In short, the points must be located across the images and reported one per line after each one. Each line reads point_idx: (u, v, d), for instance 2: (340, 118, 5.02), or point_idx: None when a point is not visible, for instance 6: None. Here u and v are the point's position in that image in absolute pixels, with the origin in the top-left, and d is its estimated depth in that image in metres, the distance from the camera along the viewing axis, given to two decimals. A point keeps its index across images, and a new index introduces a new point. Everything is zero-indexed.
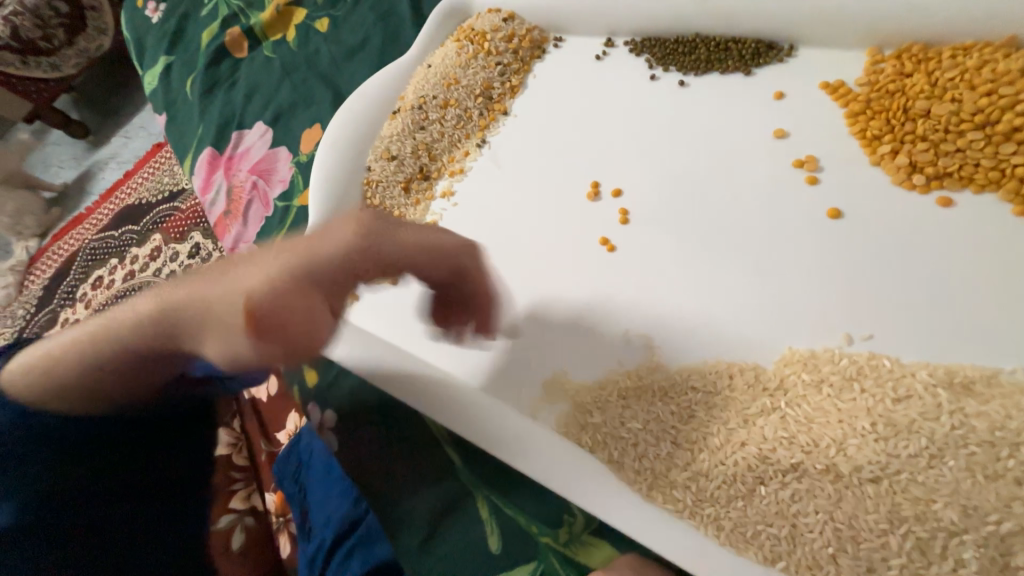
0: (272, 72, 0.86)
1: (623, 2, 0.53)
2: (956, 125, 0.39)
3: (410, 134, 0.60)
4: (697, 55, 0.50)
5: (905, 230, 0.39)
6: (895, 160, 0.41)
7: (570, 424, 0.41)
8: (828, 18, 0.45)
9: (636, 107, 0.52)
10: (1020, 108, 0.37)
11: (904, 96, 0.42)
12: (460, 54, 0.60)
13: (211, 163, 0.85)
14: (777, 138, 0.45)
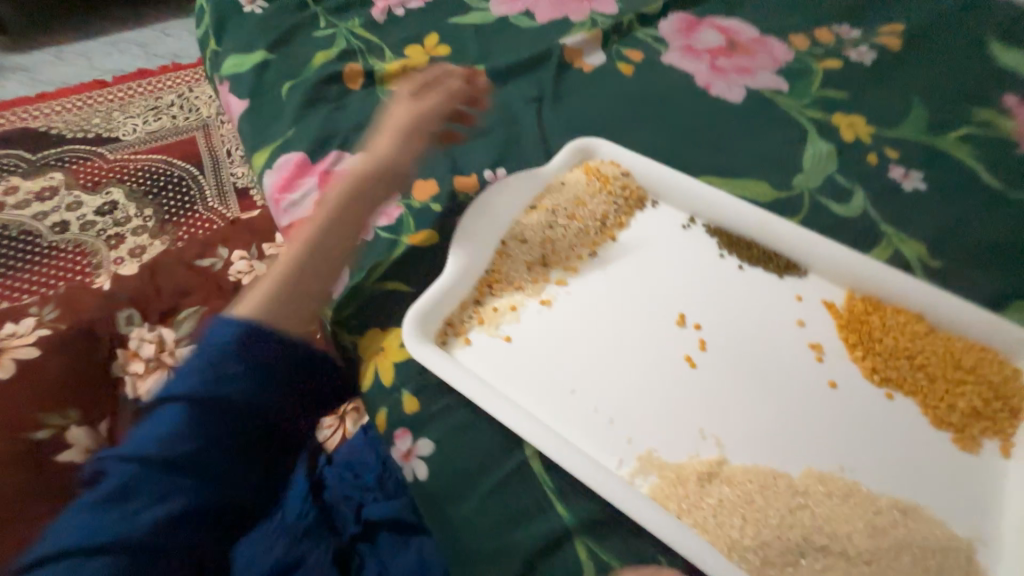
0: (387, 114, 0.96)
1: (710, 200, 0.78)
2: (895, 352, 0.65)
3: (542, 229, 0.76)
4: (752, 254, 0.74)
5: (872, 405, 0.62)
6: (863, 361, 0.65)
7: (659, 492, 0.55)
8: (826, 262, 0.72)
9: (709, 266, 0.74)
10: (926, 354, 0.64)
11: (868, 324, 0.67)
12: (589, 185, 0.81)
13: (302, 167, 0.89)
14: (799, 324, 0.68)
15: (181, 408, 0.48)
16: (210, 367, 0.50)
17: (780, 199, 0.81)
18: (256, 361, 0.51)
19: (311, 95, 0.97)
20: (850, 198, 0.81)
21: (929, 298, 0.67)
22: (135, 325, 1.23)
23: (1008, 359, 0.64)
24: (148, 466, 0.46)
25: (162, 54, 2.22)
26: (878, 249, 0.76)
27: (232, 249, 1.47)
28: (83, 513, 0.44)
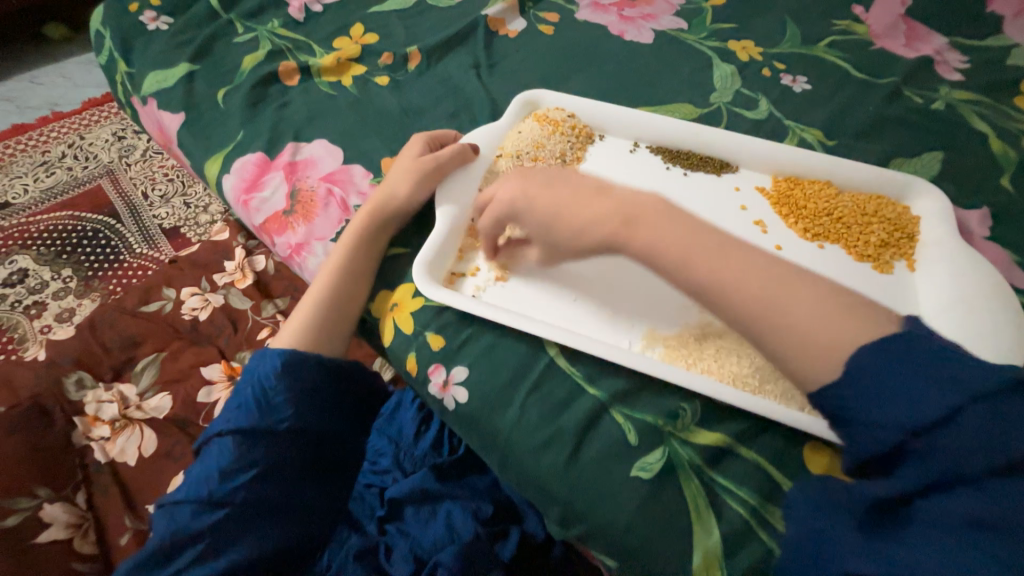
0: (334, 104, 0.98)
1: (646, 124, 0.88)
2: (819, 213, 0.79)
3: (512, 175, 0.83)
4: (692, 160, 0.86)
5: (812, 255, 0.76)
6: (796, 225, 0.79)
7: (672, 354, 0.63)
8: (750, 155, 0.85)
9: (661, 179, 0.85)
10: (839, 211, 0.79)
11: (794, 197, 0.81)
12: (542, 129, 0.87)
13: (262, 165, 0.89)
14: (742, 209, 0.81)
15: (252, 421, 0.68)
16: (263, 392, 0.70)
17: (703, 116, 0.94)
18: (299, 380, 0.72)
19: (252, 99, 0.98)
20: (757, 105, 0.95)
21: (829, 166, 0.82)
22: (87, 389, 1.21)
23: (898, 199, 0.82)
24: (237, 461, 0.67)
25: (50, 106, 2.05)
26: (787, 140, 0.90)
27: (180, 287, 1.40)
28: (202, 487, 0.65)
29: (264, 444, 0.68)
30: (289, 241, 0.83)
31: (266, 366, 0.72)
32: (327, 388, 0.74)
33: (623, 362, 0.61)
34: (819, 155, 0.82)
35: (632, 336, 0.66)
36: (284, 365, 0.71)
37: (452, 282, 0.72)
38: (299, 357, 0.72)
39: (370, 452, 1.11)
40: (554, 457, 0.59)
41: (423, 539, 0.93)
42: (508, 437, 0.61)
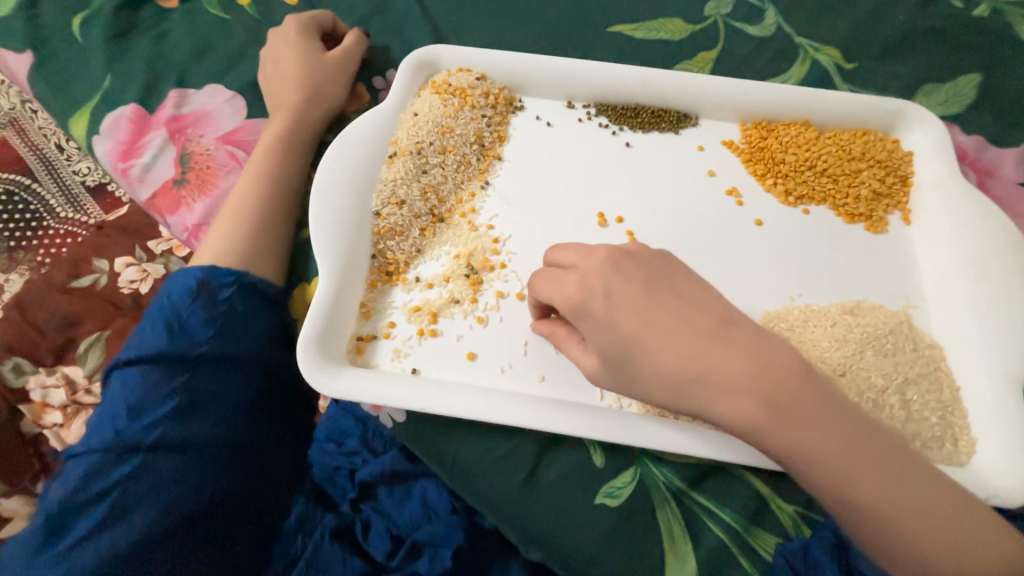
0: (225, 33, 0.76)
1: (583, 75, 0.68)
2: (799, 168, 0.64)
3: (415, 178, 0.61)
4: (642, 119, 0.68)
5: (804, 226, 0.62)
6: (776, 189, 0.64)
7: (649, 404, 0.51)
8: (720, 102, 0.67)
9: (606, 149, 0.67)
10: (828, 170, 0.64)
11: (770, 150, 0.65)
12: (445, 107, 0.65)
13: (140, 122, 0.70)
14: (710, 176, 0.65)
15: (78, 524, 0.48)
16: (133, 409, 0.52)
17: (697, 35, 0.75)
18: (156, 465, 0.51)
19: (117, 30, 0.75)
20: (762, 17, 0.76)
21: (809, 106, 0.66)
22: (28, 374, 0.88)
23: (886, 133, 0.67)
24: (67, 505, 0.49)
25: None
26: (796, 64, 0.73)
27: (114, 255, 1.00)
28: (14, 572, 0.48)
29: (85, 562, 0.47)
30: (184, 222, 0.67)
31: (142, 338, 0.55)
32: (232, 399, 0.56)
33: (552, 409, 0.49)
34: (801, 91, 0.66)
35: (600, 387, 0.52)
36: (144, 452, 0.51)
37: (360, 351, 0.53)
38: (157, 435, 0.52)
39: (330, 429, 0.68)
40: (510, 478, 0.50)
41: (403, 518, 0.63)
42: (457, 462, 0.50)
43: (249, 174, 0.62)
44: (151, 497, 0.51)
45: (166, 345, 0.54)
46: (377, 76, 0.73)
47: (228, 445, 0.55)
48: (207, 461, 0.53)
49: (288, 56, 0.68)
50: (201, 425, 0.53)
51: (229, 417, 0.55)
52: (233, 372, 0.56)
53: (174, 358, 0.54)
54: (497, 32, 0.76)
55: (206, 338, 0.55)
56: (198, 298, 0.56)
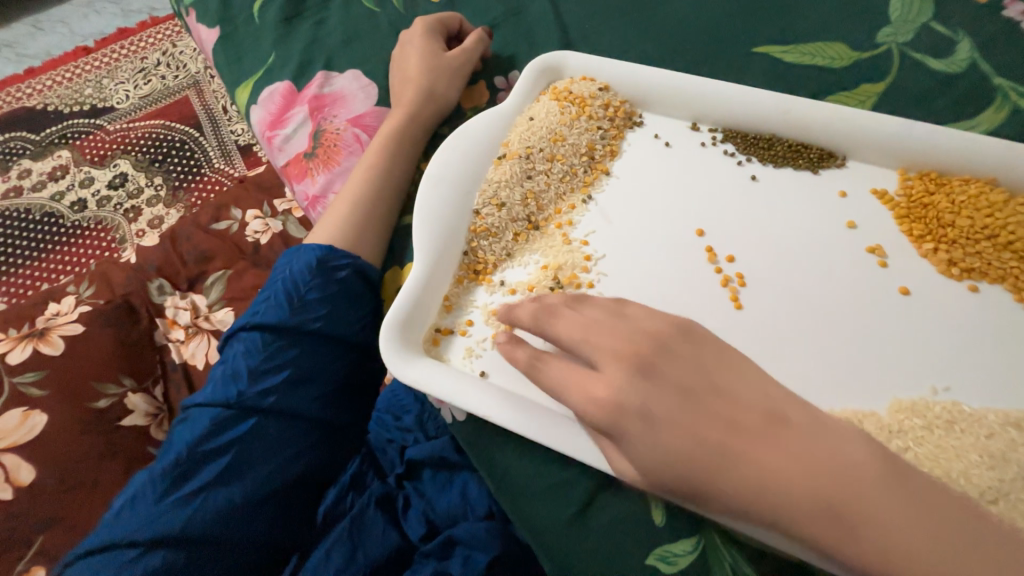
0: (372, 23, 0.82)
1: (717, 96, 0.63)
2: (973, 236, 0.53)
3: (519, 182, 0.60)
4: (775, 152, 0.61)
5: (963, 308, 0.51)
6: (936, 255, 0.53)
7: None
8: (877, 145, 0.58)
9: (727, 177, 0.61)
10: (1013, 245, 0.51)
11: (935, 208, 0.55)
12: (562, 114, 0.64)
13: (290, 97, 0.79)
14: (849, 228, 0.56)
15: (196, 474, 0.51)
16: (250, 372, 0.54)
17: (863, 64, 0.65)
18: (266, 428, 0.53)
19: (287, 14, 0.85)
20: (953, 50, 0.64)
21: (997, 162, 0.54)
22: (168, 294, 1.01)
23: None
24: (190, 457, 0.51)
25: (112, 3, 1.83)
26: (990, 109, 0.60)
27: (246, 207, 1.14)
28: (136, 512, 0.50)
29: (202, 511, 0.50)
30: (307, 192, 0.74)
31: (263, 307, 0.57)
32: (331, 377, 0.56)
33: None
34: (992, 143, 0.54)
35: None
36: (257, 415, 0.53)
37: (437, 343, 0.54)
38: (270, 400, 0.53)
39: (389, 402, 0.72)
40: (558, 507, 0.47)
41: (442, 506, 0.64)
42: (509, 477, 0.49)
43: (367, 154, 0.65)
44: (259, 458, 0.52)
45: (286, 316, 0.56)
46: (500, 75, 0.74)
47: (324, 418, 0.56)
48: (306, 431, 0.55)
49: (412, 50, 0.70)
50: (303, 397, 0.55)
51: (325, 392, 0.56)
52: (337, 351, 0.57)
53: (290, 329, 0.55)
54: (628, 42, 0.73)
55: (318, 315, 0.56)
56: (316, 277, 0.58)
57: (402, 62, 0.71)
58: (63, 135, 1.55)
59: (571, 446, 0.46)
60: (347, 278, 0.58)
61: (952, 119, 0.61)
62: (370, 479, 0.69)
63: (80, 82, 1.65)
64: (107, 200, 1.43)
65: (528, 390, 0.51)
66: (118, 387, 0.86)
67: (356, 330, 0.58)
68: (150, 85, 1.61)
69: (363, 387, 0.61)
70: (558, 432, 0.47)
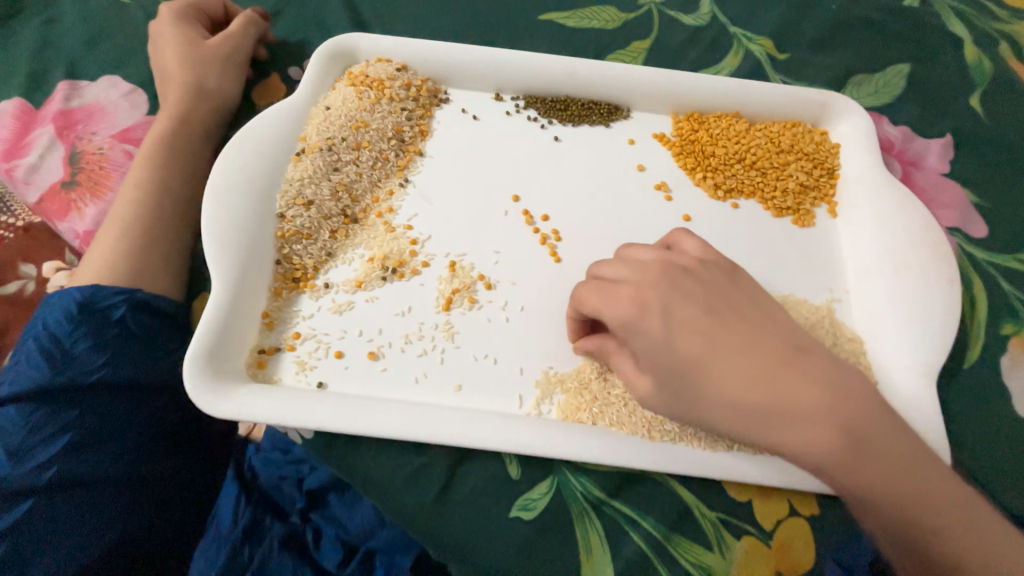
0: (123, 17, 0.69)
1: (510, 65, 0.65)
2: (729, 162, 0.63)
3: (325, 177, 0.57)
4: (571, 111, 0.65)
5: (730, 223, 0.60)
6: (707, 183, 0.62)
7: (568, 409, 0.50)
8: (650, 94, 0.65)
9: (532, 140, 0.64)
10: (756, 165, 0.63)
11: (700, 143, 0.64)
12: (361, 99, 0.61)
13: (24, 117, 0.64)
14: (639, 171, 0.63)
15: None
16: (11, 450, 0.44)
17: (632, 24, 0.72)
18: (49, 510, 0.44)
19: (0, 14, 0.68)
20: (697, 5, 0.74)
21: (738, 97, 0.65)
22: None
23: (815, 125, 0.66)
24: None
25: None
26: (730, 54, 0.72)
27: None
28: None
29: None
30: (75, 228, 0.60)
31: (15, 372, 0.47)
32: (132, 429, 0.48)
33: (463, 424, 0.47)
34: (731, 81, 0.65)
35: (518, 394, 0.50)
36: (32, 498, 0.43)
37: (261, 365, 0.49)
38: (47, 476, 0.44)
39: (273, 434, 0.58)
40: (421, 493, 0.47)
41: (354, 524, 0.56)
42: (367, 482, 0.47)
43: (136, 172, 0.56)
44: (45, 546, 0.43)
45: (47, 376, 0.46)
46: (292, 66, 0.68)
47: (132, 479, 0.47)
48: (108, 500, 0.46)
49: (171, 44, 0.61)
50: (97, 461, 0.46)
51: (126, 449, 0.47)
52: (134, 399, 0.48)
53: (60, 390, 0.46)
54: (422, 19, 0.71)
55: (97, 365, 0.47)
56: (87, 322, 0.49)
57: (164, 60, 0.61)
58: None
59: (420, 431, 0.46)
60: (131, 316, 0.50)
61: (705, 66, 0.71)
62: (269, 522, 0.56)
63: None
64: None
65: (371, 388, 0.50)
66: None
67: (156, 371, 0.50)
68: None
69: (191, 431, 0.53)
70: (404, 421, 0.47)
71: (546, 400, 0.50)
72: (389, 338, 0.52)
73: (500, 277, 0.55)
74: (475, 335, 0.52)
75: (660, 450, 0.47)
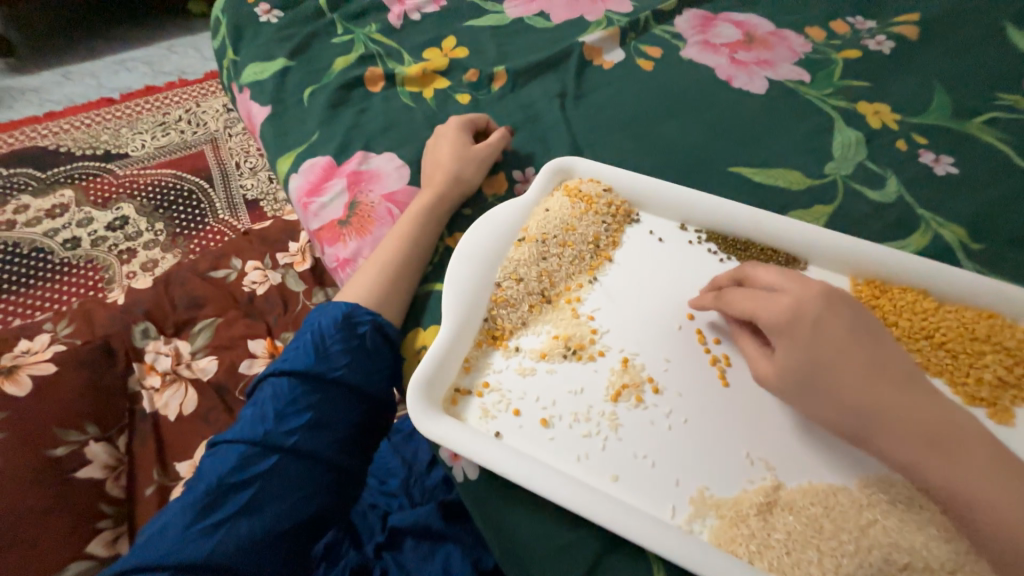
0: (410, 116, 0.95)
1: (701, 205, 0.75)
2: (913, 336, 0.63)
3: (535, 262, 0.69)
4: (750, 254, 0.72)
5: None
6: None
7: (722, 537, 0.50)
8: (829, 255, 0.70)
9: (710, 270, 0.71)
10: (942, 347, 0.62)
11: (882, 311, 0.65)
12: (573, 208, 0.75)
13: (329, 170, 0.89)
14: None
15: (217, 510, 0.51)
16: (276, 413, 0.57)
17: (816, 189, 0.80)
18: (287, 468, 0.55)
19: (334, 100, 0.98)
20: (884, 183, 0.80)
21: (927, 276, 0.67)
22: (151, 338, 1.00)
23: (1015, 321, 0.65)
24: (214, 491, 0.52)
25: (146, 64, 1.97)
26: (917, 233, 0.75)
27: (246, 258, 1.17)
28: (155, 543, 0.50)
29: (221, 544, 0.50)
30: (337, 254, 0.81)
31: (292, 353, 0.62)
32: (351, 422, 0.59)
33: (621, 515, 0.50)
34: (921, 261, 0.67)
35: (672, 504, 0.52)
36: (280, 455, 0.55)
37: (455, 401, 0.59)
38: (293, 440, 0.56)
39: (376, 467, 0.85)
40: (567, 570, 0.50)
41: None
42: (520, 541, 0.52)
43: (400, 226, 0.73)
44: (277, 497, 0.54)
45: (313, 363, 0.60)
46: (518, 170, 0.86)
47: (340, 462, 0.58)
48: (322, 473, 0.56)
49: (445, 142, 0.82)
50: (325, 439, 0.57)
51: (342, 437, 0.58)
52: (356, 401, 0.60)
53: (317, 376, 0.59)
54: (626, 154, 0.87)
55: (342, 364, 0.61)
56: (344, 330, 0.63)
57: (437, 151, 0.82)
58: (70, 177, 1.58)
59: (580, 510, 0.50)
60: (369, 333, 0.63)
61: (888, 239, 0.75)
62: (345, 547, 0.75)
63: (99, 128, 1.72)
64: (103, 240, 1.45)
65: (538, 452, 0.55)
66: (80, 435, 0.82)
67: (376, 383, 0.62)
68: (169, 138, 1.70)
69: (378, 436, 0.64)
70: (566, 493, 0.51)
71: (698, 520, 0.51)
72: (562, 410, 0.58)
73: (667, 383, 0.60)
74: (637, 432, 0.56)
75: None
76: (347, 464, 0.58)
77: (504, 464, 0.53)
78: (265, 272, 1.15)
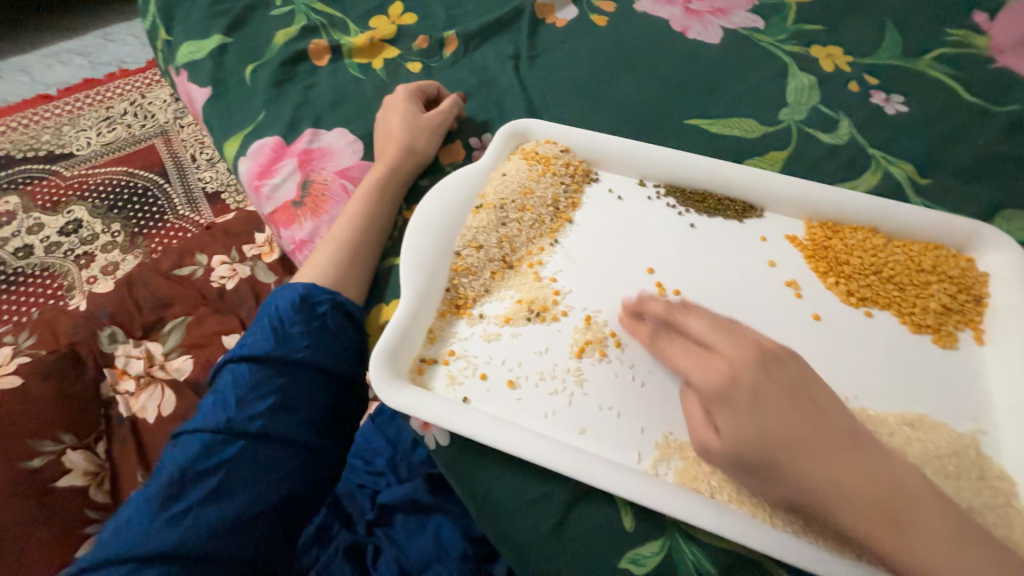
0: (359, 88, 0.91)
1: (658, 160, 0.75)
2: (865, 272, 0.65)
3: (494, 228, 0.68)
4: (708, 204, 0.73)
5: (862, 331, 0.61)
6: (839, 288, 0.65)
7: (686, 475, 0.52)
8: (784, 200, 0.71)
9: (670, 224, 0.72)
10: (891, 281, 0.64)
11: (835, 251, 0.67)
12: (530, 171, 0.74)
13: (278, 150, 0.85)
14: (770, 267, 0.67)
15: (183, 499, 0.51)
16: (237, 400, 0.56)
17: (772, 137, 0.80)
18: (253, 453, 0.54)
19: (278, 77, 0.93)
20: (837, 126, 0.81)
21: (877, 214, 0.68)
22: (119, 343, 0.97)
23: (959, 251, 0.67)
24: (179, 481, 0.51)
25: (80, 55, 1.84)
26: (869, 173, 0.76)
27: (211, 253, 1.13)
28: (121, 537, 0.49)
29: (190, 532, 0.49)
30: (294, 237, 0.79)
31: (250, 340, 0.60)
32: (317, 403, 0.59)
33: (587, 465, 0.51)
34: (871, 200, 0.68)
35: (638, 450, 0.54)
36: (244, 440, 0.54)
37: (421, 372, 0.59)
38: (257, 425, 0.55)
39: (361, 448, 0.84)
40: (539, 521, 0.52)
41: (412, 552, 0.71)
42: (493, 499, 0.53)
43: (354, 202, 0.71)
44: (245, 482, 0.53)
45: (272, 347, 0.59)
46: (474, 137, 0.84)
47: (310, 443, 0.57)
48: (290, 455, 0.56)
49: (395, 112, 0.79)
50: (290, 421, 0.56)
51: (309, 418, 0.58)
52: (320, 381, 0.60)
53: (276, 359, 0.58)
54: (584, 114, 0.86)
55: (303, 345, 0.60)
56: (302, 311, 0.62)
57: (388, 123, 0.80)
58: (10, 182, 1.49)
59: (547, 463, 0.51)
60: (330, 313, 0.62)
61: (842, 181, 0.76)
62: (336, 529, 0.75)
63: (35, 127, 1.61)
64: (56, 246, 1.38)
65: (506, 413, 0.56)
66: (55, 444, 0.80)
67: (341, 362, 0.61)
68: (113, 133, 1.60)
69: (350, 415, 0.63)
70: (534, 449, 0.52)
71: (663, 463, 0.53)
72: (527, 371, 0.59)
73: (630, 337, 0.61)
74: (602, 386, 0.57)
75: (783, 539, 0.46)
76: (317, 444, 0.58)
77: (471, 427, 0.53)
78: (233, 265, 1.11)
